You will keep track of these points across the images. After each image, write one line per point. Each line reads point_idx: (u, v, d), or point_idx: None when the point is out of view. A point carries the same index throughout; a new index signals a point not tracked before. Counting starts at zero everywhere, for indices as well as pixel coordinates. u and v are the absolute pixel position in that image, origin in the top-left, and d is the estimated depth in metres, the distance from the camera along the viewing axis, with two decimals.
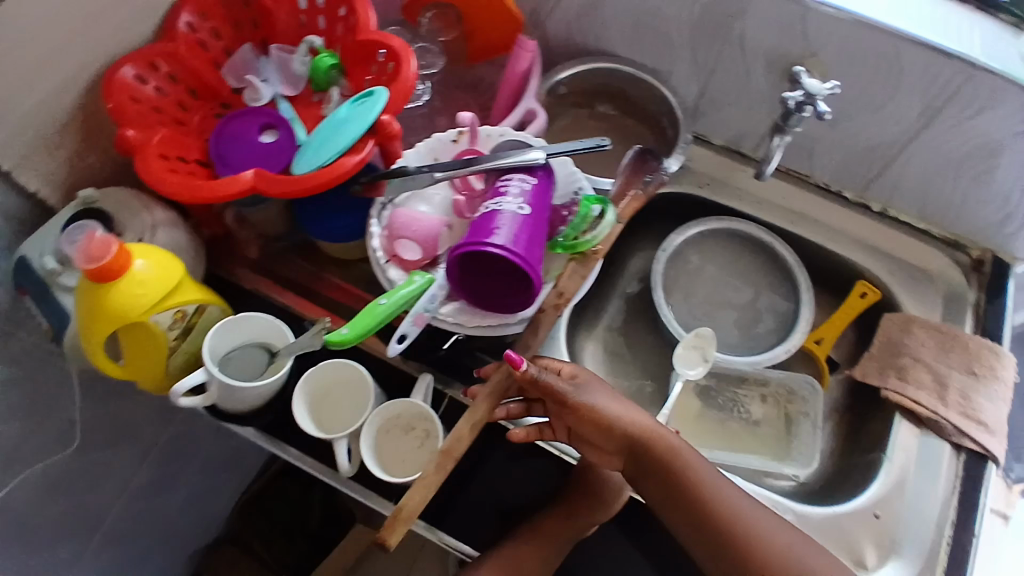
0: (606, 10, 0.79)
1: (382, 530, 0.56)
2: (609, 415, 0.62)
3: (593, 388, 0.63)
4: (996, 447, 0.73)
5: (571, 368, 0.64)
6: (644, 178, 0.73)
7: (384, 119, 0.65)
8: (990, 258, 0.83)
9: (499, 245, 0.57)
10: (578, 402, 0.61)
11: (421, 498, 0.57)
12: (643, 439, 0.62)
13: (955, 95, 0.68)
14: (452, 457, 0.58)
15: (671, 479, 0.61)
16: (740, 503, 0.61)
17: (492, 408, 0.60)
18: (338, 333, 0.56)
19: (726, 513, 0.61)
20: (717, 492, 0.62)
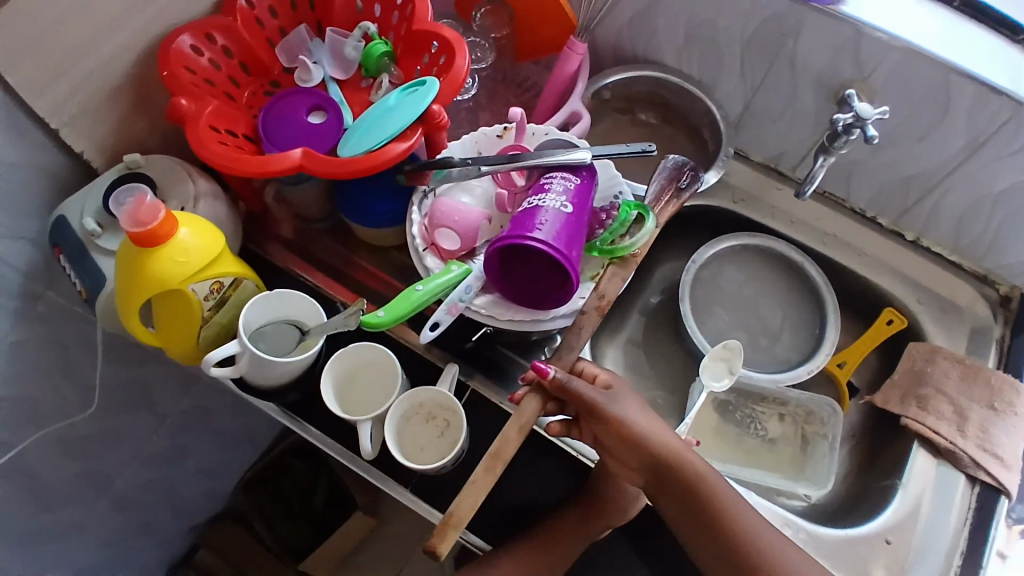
0: (659, 19, 0.79)
1: (433, 537, 0.54)
2: (637, 429, 0.60)
3: (624, 399, 0.62)
4: (1011, 481, 0.72)
5: (604, 377, 0.63)
6: (681, 184, 0.69)
7: (434, 109, 0.66)
8: (1018, 295, 0.82)
9: (541, 240, 0.58)
10: (609, 412, 0.60)
11: (471, 504, 0.55)
12: (668, 456, 0.60)
13: (1000, 129, 0.68)
14: (501, 459, 0.57)
15: (693, 499, 0.60)
16: (762, 530, 0.60)
17: (542, 408, 0.60)
18: (374, 316, 0.57)
19: (747, 540, 0.59)
20: (740, 518, 0.60)
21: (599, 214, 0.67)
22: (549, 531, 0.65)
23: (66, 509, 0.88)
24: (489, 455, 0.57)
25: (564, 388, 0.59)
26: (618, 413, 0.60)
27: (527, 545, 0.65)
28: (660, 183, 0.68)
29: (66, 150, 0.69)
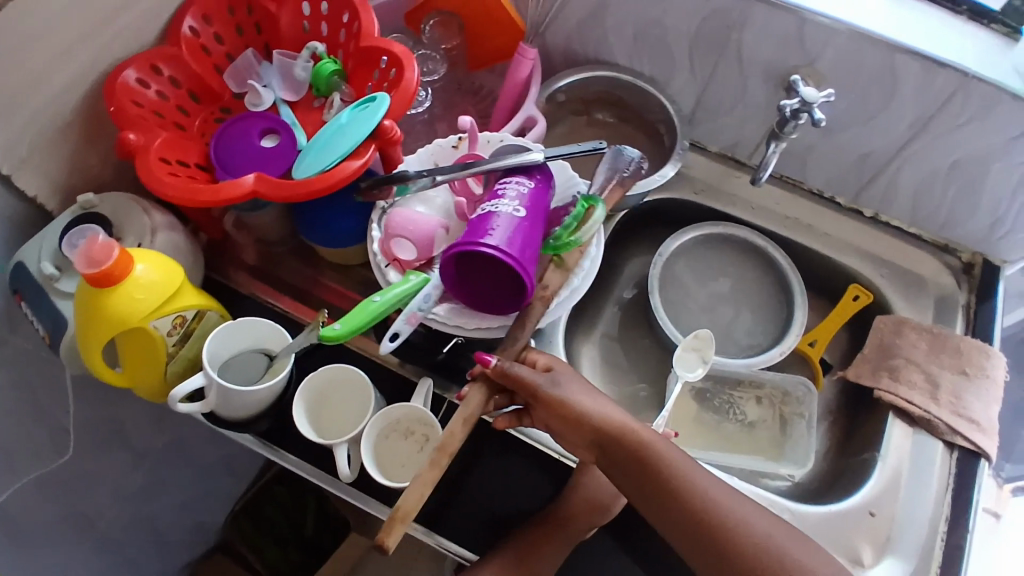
0: (607, 19, 0.80)
1: (379, 530, 0.53)
2: (582, 408, 0.61)
3: (567, 380, 0.63)
4: (989, 444, 0.73)
5: (544, 358, 0.65)
6: (623, 172, 0.70)
7: (385, 124, 0.66)
8: (980, 261, 0.84)
9: (494, 245, 0.58)
10: (550, 393, 0.61)
11: (418, 497, 0.55)
12: (613, 430, 0.61)
13: (947, 103, 0.69)
14: (447, 453, 0.56)
15: (645, 470, 0.60)
16: (713, 492, 0.59)
17: (486, 400, 0.60)
18: (330, 329, 0.56)
19: (702, 508, 0.58)
20: (689, 483, 0.59)
21: (561, 210, 0.67)
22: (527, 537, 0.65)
23: (49, 558, 0.87)
24: (435, 449, 0.56)
25: (507, 376, 0.61)
26: (561, 396, 0.61)
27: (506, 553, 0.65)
28: (601, 177, 0.70)
29: (17, 194, 0.68)
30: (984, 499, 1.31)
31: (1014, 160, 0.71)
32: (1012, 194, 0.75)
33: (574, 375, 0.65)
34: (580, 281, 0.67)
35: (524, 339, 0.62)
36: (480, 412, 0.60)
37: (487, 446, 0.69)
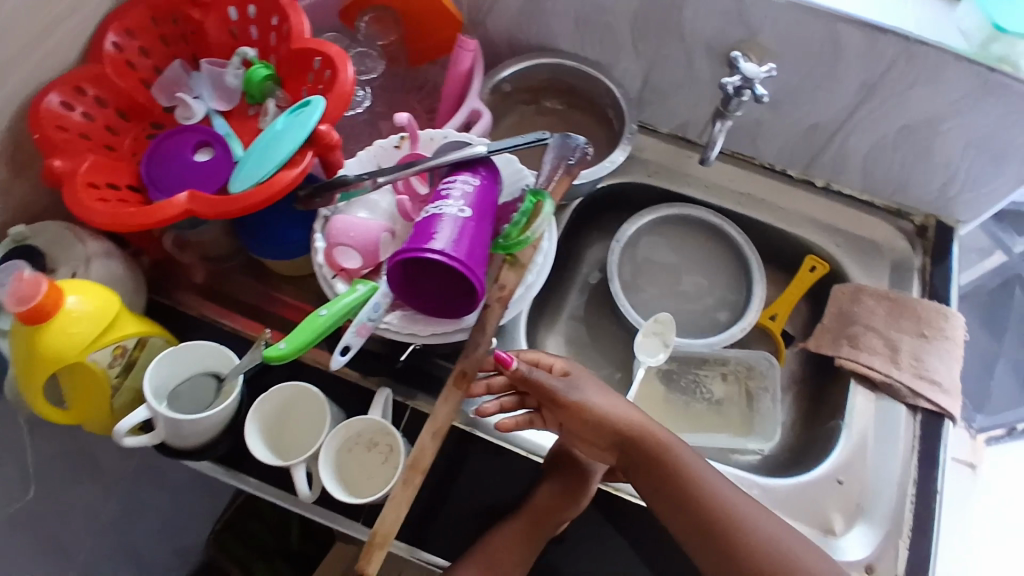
0: (546, 4, 0.78)
1: (359, 560, 0.52)
2: (598, 410, 0.64)
3: (584, 384, 0.65)
4: (952, 405, 0.74)
5: (564, 362, 0.66)
6: (568, 160, 0.69)
7: (321, 129, 0.63)
8: (934, 223, 0.84)
9: (439, 250, 0.56)
10: (569, 398, 0.63)
11: (395, 518, 0.53)
12: (634, 431, 0.65)
13: (891, 68, 0.69)
14: (419, 471, 0.54)
15: (663, 470, 0.64)
16: (723, 490, 0.63)
17: (456, 408, 0.56)
18: (275, 348, 0.54)
19: (720, 509, 0.62)
20: (702, 482, 0.63)
21: (511, 205, 0.67)
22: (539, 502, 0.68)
23: None
24: (406, 468, 0.54)
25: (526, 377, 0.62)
26: (578, 399, 0.64)
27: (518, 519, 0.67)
28: (548, 168, 0.69)
29: None
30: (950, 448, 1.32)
31: (962, 120, 0.72)
32: (961, 154, 0.75)
33: (592, 377, 0.67)
34: (534, 277, 0.65)
35: (487, 345, 0.59)
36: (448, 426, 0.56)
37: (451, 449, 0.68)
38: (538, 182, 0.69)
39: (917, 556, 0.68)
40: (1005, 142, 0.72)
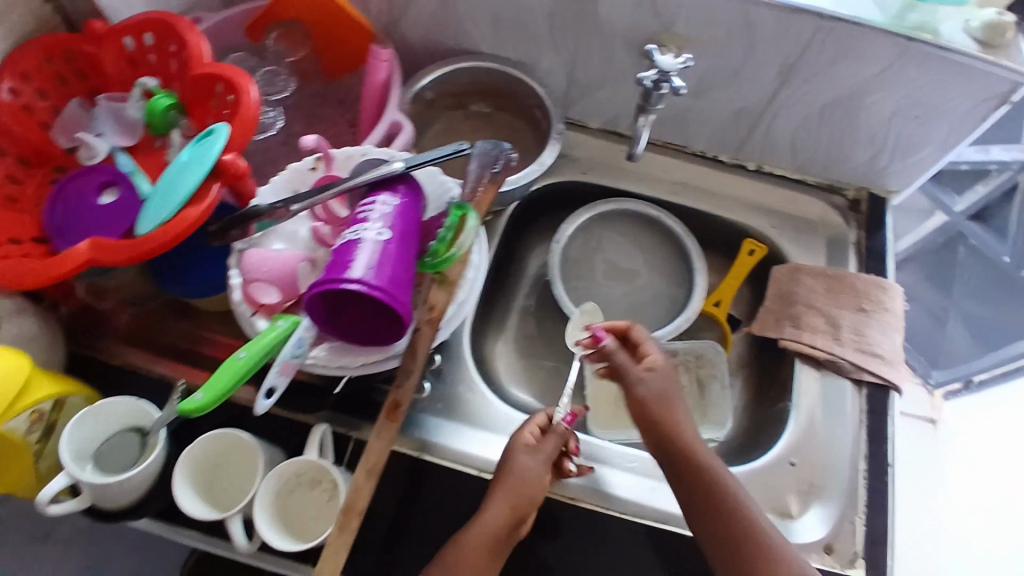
0: (459, 6, 0.76)
1: None
2: (658, 408, 0.68)
3: (661, 385, 0.70)
4: (896, 376, 0.74)
5: (658, 358, 0.72)
6: (492, 169, 0.67)
7: (226, 159, 0.61)
8: (866, 196, 0.85)
9: (357, 280, 0.54)
10: (635, 386, 0.70)
11: (334, 563, 0.52)
12: (687, 449, 0.65)
13: (807, 48, 0.68)
14: (355, 511, 0.53)
15: (706, 492, 0.62)
16: (765, 525, 0.60)
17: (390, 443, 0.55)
18: (190, 401, 0.54)
19: (756, 540, 0.59)
20: (747, 514, 0.60)
21: (438, 220, 0.64)
22: (523, 487, 0.62)
23: None
24: (341, 510, 0.52)
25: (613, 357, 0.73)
26: (642, 391, 0.70)
27: (499, 507, 0.60)
28: (473, 176, 0.67)
29: None
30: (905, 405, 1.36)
31: (884, 92, 0.71)
32: (886, 126, 0.75)
33: (667, 378, 0.71)
34: (466, 294, 0.64)
35: (419, 373, 0.57)
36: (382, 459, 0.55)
37: (400, 475, 0.66)
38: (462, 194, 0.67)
39: (876, 532, 0.68)
40: (926, 110, 0.72)
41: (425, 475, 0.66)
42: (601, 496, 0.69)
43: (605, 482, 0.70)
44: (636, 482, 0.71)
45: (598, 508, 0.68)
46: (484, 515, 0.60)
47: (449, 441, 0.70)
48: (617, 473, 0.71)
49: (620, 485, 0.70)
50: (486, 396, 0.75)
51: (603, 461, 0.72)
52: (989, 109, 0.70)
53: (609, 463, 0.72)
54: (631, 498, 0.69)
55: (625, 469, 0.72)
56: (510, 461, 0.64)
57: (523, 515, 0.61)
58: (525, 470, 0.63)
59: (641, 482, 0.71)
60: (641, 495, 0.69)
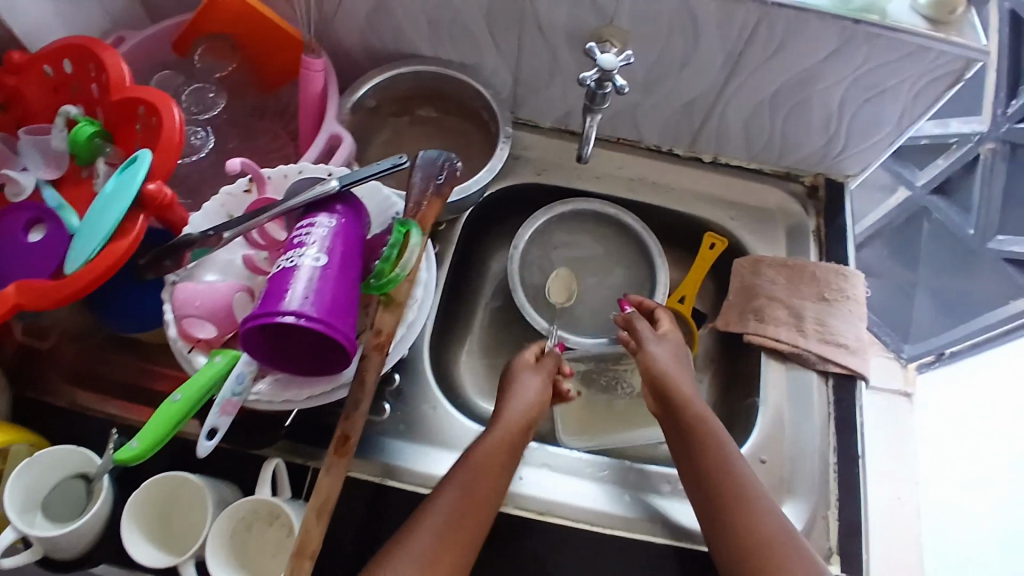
0: (394, 9, 0.72)
1: None
2: (661, 370, 0.72)
3: (668, 349, 0.75)
4: (861, 364, 0.74)
5: (670, 325, 0.78)
6: (436, 180, 0.64)
7: (150, 188, 0.58)
8: (823, 181, 0.85)
9: (294, 312, 0.51)
10: (646, 346, 0.74)
11: None
12: (682, 399, 0.69)
13: (753, 37, 0.66)
14: (308, 554, 0.50)
15: (694, 436, 0.66)
16: (747, 477, 0.63)
17: (338, 480, 0.53)
18: (124, 449, 0.52)
19: (735, 489, 0.62)
20: (731, 463, 0.63)
21: (382, 237, 0.61)
22: (526, 405, 0.69)
23: None
24: (292, 554, 0.50)
25: (629, 324, 0.78)
26: (648, 351, 0.74)
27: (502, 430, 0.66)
28: (417, 189, 0.63)
29: None
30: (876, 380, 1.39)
31: (834, 78, 0.69)
32: (839, 112, 0.74)
33: (679, 348, 0.75)
34: (416, 313, 0.61)
35: (369, 402, 0.55)
36: (332, 498, 0.53)
37: (364, 500, 0.65)
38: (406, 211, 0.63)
39: (849, 525, 0.68)
40: (878, 94, 0.71)
41: (389, 501, 0.65)
42: (571, 509, 0.68)
43: (574, 494, 0.69)
44: (605, 492, 0.70)
45: (568, 523, 0.67)
46: (492, 432, 0.66)
47: (413, 462, 0.68)
48: (586, 484, 0.70)
49: (588, 496, 0.69)
50: (450, 412, 0.72)
51: (571, 472, 0.71)
52: (943, 89, 0.68)
53: (577, 474, 0.71)
54: (601, 509, 0.68)
55: (594, 479, 0.71)
56: (513, 384, 0.72)
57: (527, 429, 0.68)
58: (527, 388, 0.71)
59: (611, 492, 0.70)
60: (610, 504, 0.69)
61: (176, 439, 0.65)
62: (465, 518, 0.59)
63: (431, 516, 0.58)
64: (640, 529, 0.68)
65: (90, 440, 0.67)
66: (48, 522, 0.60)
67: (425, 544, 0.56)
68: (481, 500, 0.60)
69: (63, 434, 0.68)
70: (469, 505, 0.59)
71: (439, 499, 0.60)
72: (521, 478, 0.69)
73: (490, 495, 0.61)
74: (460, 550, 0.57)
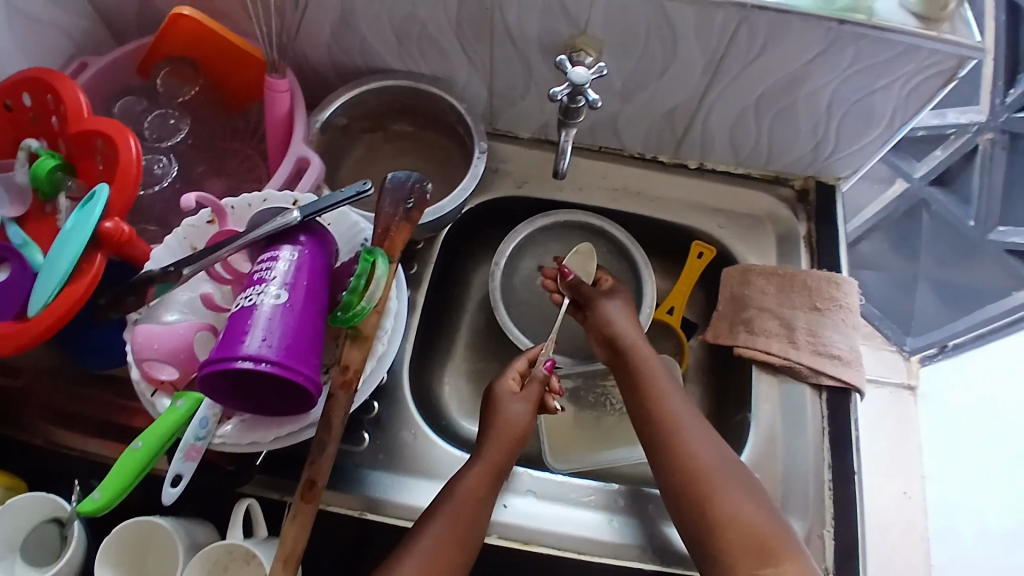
0: (359, 24, 0.70)
1: None
2: (615, 324, 0.74)
3: (620, 302, 0.76)
4: (856, 377, 0.71)
5: (614, 281, 0.79)
6: (405, 204, 0.62)
7: (107, 226, 0.56)
8: (814, 185, 0.82)
9: (252, 356, 0.49)
10: (599, 306, 0.76)
11: None
12: (629, 347, 0.73)
13: (732, 42, 0.63)
14: None
15: (636, 382, 0.71)
16: (682, 418, 0.66)
17: (303, 530, 0.53)
18: (87, 502, 0.50)
19: (675, 430, 0.66)
20: (665, 406, 0.67)
21: (348, 267, 0.59)
22: (510, 433, 0.68)
23: None
24: None
25: (574, 287, 0.78)
26: (605, 309, 0.75)
27: (493, 451, 0.66)
28: (385, 214, 0.61)
29: None
30: (879, 376, 1.34)
31: (821, 80, 0.66)
32: (828, 115, 0.71)
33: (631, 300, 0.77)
34: (386, 347, 0.60)
35: (334, 445, 0.55)
36: (299, 547, 0.53)
37: (343, 537, 0.63)
38: (373, 237, 0.60)
39: (844, 544, 0.66)
40: (868, 96, 0.67)
41: (368, 535, 0.63)
42: (558, 538, 0.66)
43: (561, 522, 0.67)
44: (592, 518, 0.67)
45: (555, 552, 0.65)
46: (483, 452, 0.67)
47: (396, 493, 0.66)
48: (572, 510, 0.68)
49: (575, 524, 0.67)
50: (431, 439, 0.70)
51: (557, 499, 0.68)
52: (937, 87, 0.65)
53: (563, 500, 0.68)
54: (589, 537, 0.66)
55: (580, 504, 0.68)
56: (496, 410, 0.70)
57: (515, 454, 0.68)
58: (512, 415, 0.70)
59: (598, 518, 0.68)
60: (598, 532, 0.67)
61: (152, 477, 0.63)
62: (465, 503, 0.62)
63: (441, 504, 0.62)
64: (627, 556, 0.66)
65: (68, 479, 0.66)
66: (26, 570, 0.59)
67: (439, 522, 0.60)
68: (480, 480, 0.64)
69: (37, 473, 0.66)
70: (466, 501, 0.62)
71: (454, 491, 0.63)
72: (505, 506, 0.67)
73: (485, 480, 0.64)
74: (463, 528, 0.60)
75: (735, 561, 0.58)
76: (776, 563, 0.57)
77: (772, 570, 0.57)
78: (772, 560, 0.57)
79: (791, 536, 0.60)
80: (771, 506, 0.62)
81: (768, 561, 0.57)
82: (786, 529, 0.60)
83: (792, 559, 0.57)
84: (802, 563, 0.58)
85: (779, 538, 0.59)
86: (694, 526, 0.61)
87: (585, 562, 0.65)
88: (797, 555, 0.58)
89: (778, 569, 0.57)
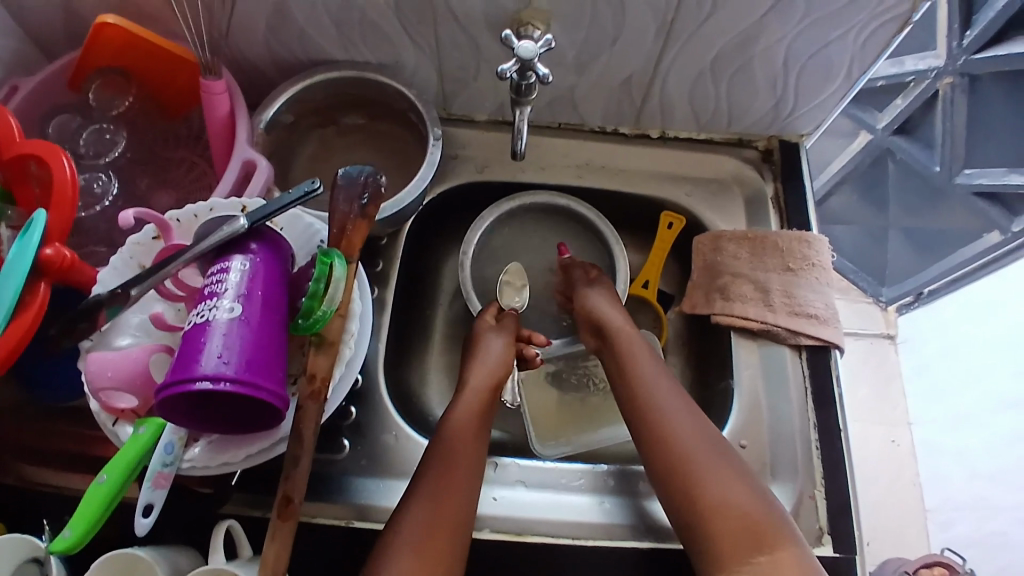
0: (294, 15, 0.66)
1: None
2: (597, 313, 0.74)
3: (596, 297, 0.75)
4: (834, 335, 0.71)
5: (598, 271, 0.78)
6: (359, 200, 0.59)
7: (47, 254, 0.53)
8: (777, 144, 0.81)
9: (209, 376, 0.47)
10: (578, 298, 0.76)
11: None
12: (615, 334, 0.73)
13: (682, 4, 0.61)
14: None
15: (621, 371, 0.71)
16: (665, 405, 0.66)
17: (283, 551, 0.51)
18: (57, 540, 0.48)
19: (659, 417, 0.65)
20: (650, 395, 0.67)
21: (307, 270, 0.56)
22: (490, 365, 0.71)
23: None
24: None
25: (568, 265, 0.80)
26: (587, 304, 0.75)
27: (472, 397, 0.69)
28: (339, 212, 0.58)
29: None
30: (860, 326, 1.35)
31: (775, 36, 0.65)
32: (784, 71, 0.69)
33: (614, 292, 0.76)
34: (353, 351, 0.58)
35: (308, 457, 0.53)
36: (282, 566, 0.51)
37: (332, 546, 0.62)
38: (330, 237, 0.58)
39: (835, 503, 0.66)
40: (822, 49, 0.66)
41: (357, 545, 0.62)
42: (551, 526, 0.65)
43: (553, 509, 0.66)
44: (581, 502, 0.67)
45: (549, 539, 0.64)
46: (456, 413, 0.67)
47: (382, 498, 0.65)
48: (562, 495, 0.67)
49: (566, 510, 0.66)
50: (414, 438, 0.68)
51: (545, 485, 0.68)
52: (892, 33, 0.63)
53: (552, 486, 0.68)
54: (580, 521, 0.65)
55: (570, 489, 0.67)
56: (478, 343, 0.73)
57: (492, 393, 0.70)
58: (491, 349, 0.72)
59: (587, 501, 0.67)
60: (588, 515, 0.66)
61: (128, 506, 0.61)
62: (445, 504, 0.59)
63: (416, 488, 0.60)
64: (618, 537, 0.65)
65: (41, 518, 0.63)
66: None
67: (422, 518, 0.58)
68: (463, 471, 0.62)
69: (8, 512, 0.63)
70: (447, 496, 0.60)
71: (425, 490, 0.60)
72: (495, 499, 0.66)
73: (464, 468, 0.62)
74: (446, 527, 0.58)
75: (726, 551, 0.57)
76: (770, 551, 0.56)
77: (767, 559, 0.56)
78: (766, 549, 0.57)
79: (786, 523, 0.59)
80: (762, 488, 0.61)
81: (761, 549, 0.57)
82: (780, 515, 0.59)
83: (785, 547, 0.57)
84: (798, 552, 0.57)
85: (772, 525, 0.58)
86: (685, 514, 0.60)
87: (581, 547, 0.64)
88: (792, 544, 0.57)
89: (772, 557, 0.56)
